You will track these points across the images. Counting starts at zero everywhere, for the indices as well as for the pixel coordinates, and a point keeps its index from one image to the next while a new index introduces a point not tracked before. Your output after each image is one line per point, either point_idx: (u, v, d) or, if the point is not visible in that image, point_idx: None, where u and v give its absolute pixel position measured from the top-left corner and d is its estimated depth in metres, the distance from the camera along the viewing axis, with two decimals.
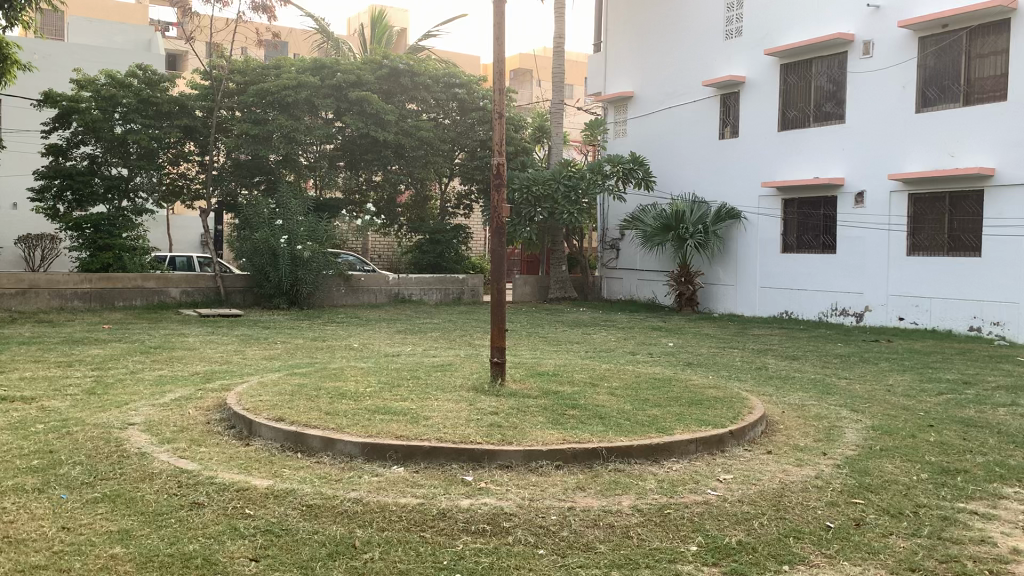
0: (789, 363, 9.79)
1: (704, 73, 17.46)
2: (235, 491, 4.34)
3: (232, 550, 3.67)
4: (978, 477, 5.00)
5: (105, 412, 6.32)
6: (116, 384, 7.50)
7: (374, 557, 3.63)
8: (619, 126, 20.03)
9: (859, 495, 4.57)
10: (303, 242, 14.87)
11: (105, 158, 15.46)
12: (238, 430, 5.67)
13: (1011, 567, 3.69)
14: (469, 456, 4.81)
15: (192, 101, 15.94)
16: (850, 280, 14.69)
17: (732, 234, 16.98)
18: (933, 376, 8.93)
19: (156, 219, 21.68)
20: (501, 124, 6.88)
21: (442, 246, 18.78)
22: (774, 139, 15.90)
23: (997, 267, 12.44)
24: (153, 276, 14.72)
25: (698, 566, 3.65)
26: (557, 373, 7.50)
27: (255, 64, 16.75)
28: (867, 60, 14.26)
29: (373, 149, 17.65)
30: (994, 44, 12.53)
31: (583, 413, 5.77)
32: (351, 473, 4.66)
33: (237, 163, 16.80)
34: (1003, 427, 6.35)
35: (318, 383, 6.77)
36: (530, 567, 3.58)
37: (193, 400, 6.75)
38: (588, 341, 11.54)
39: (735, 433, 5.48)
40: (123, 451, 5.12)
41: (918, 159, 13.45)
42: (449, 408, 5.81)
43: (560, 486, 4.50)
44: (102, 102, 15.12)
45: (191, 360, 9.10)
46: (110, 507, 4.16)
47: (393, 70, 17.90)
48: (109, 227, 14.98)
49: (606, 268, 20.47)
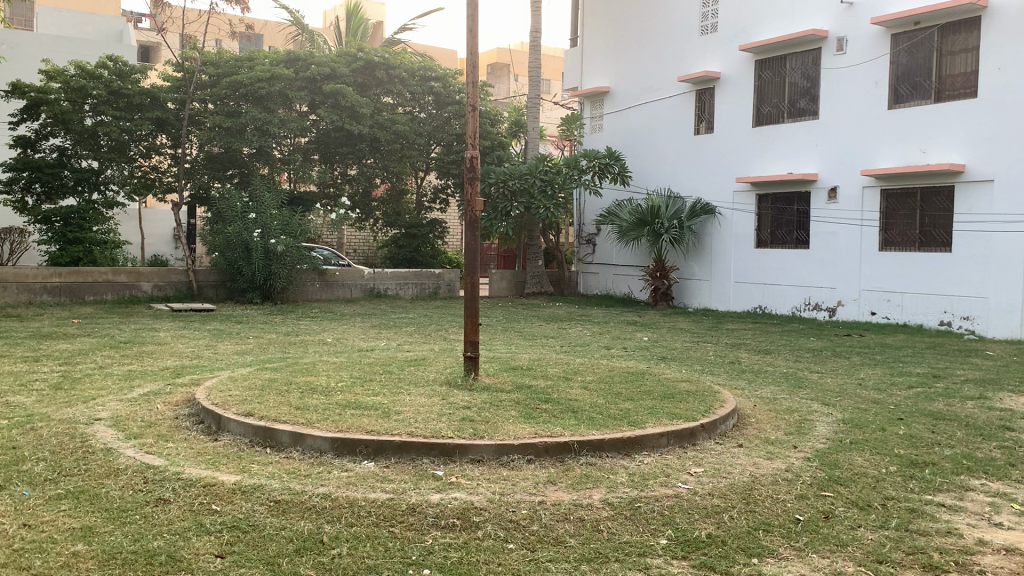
0: (762, 358, 9.84)
1: (680, 69, 17.50)
2: (201, 487, 4.28)
3: (198, 547, 3.61)
4: (946, 470, 5.04)
5: (71, 407, 6.21)
6: (84, 379, 7.39)
7: (341, 553, 3.59)
8: (595, 120, 20.04)
9: (828, 488, 4.59)
10: (276, 235, 14.73)
11: (75, 150, 15.18)
12: (206, 426, 5.60)
13: (977, 559, 3.72)
14: (440, 451, 4.76)
15: (163, 93, 15.86)
16: (823, 275, 14.80)
17: (707, 230, 17.06)
18: (903, 370, 9.01)
19: (127, 213, 21.42)
20: (476, 116, 6.82)
21: (418, 240, 18.72)
22: (748, 135, 15.97)
23: (967, 262, 12.60)
24: (124, 270, 14.55)
25: (668, 560, 3.64)
26: (531, 368, 7.48)
27: (228, 56, 16.57)
28: (841, 56, 14.35)
29: (348, 142, 17.51)
30: (965, 41, 12.65)
31: (555, 407, 5.76)
32: (320, 469, 4.61)
33: (209, 156, 16.61)
34: (970, 420, 6.41)
35: (289, 378, 6.70)
36: (500, 562, 3.56)
37: (162, 395, 6.65)
38: (564, 336, 11.56)
39: (706, 426, 5.49)
40: (89, 446, 5.04)
41: (891, 155, 13.56)
42: (421, 403, 5.78)
43: (531, 480, 4.48)
44: (71, 94, 14.82)
45: (161, 354, 8.98)
46: (72, 505, 4.08)
47: (368, 63, 17.76)
48: (79, 220, 14.63)
49: (582, 263, 20.50)
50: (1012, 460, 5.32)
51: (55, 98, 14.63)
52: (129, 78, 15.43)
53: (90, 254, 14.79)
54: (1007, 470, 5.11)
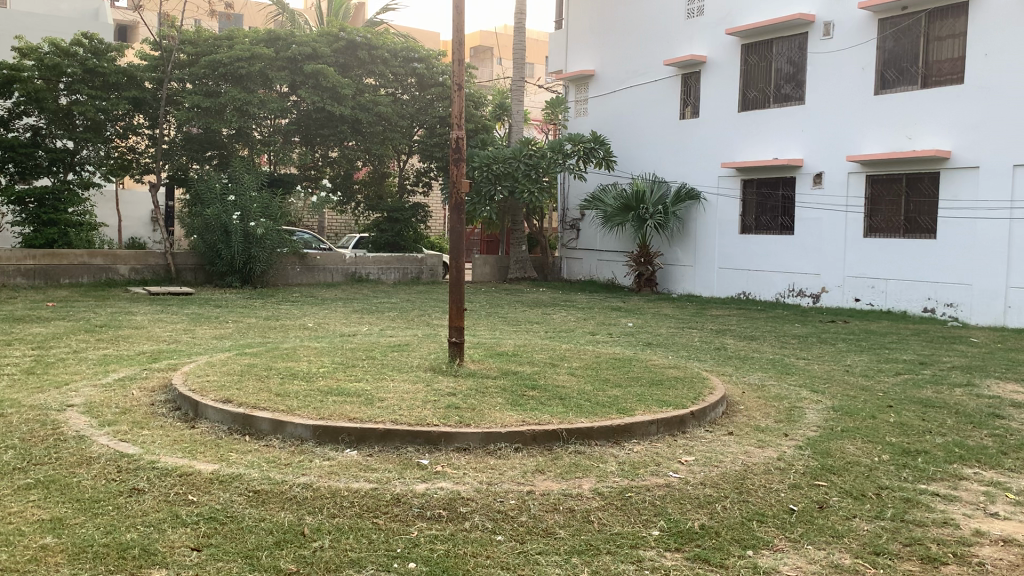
0: (747, 344, 9.80)
1: (665, 53, 17.35)
2: (178, 476, 4.14)
3: (173, 539, 3.46)
4: (939, 458, 4.97)
5: (43, 393, 6.02)
6: (57, 363, 7.19)
7: (323, 545, 3.45)
8: (580, 104, 19.91)
9: (822, 477, 4.50)
10: (256, 218, 14.50)
11: (49, 130, 14.85)
12: (183, 412, 5.43)
13: (975, 550, 3.64)
14: (425, 439, 4.64)
15: (140, 72, 15.53)
16: (808, 262, 14.77)
17: (691, 215, 16.97)
18: (890, 357, 8.99)
19: (104, 195, 21.11)
20: (461, 96, 6.64)
21: (401, 224, 18.52)
22: (733, 120, 15.87)
23: (952, 249, 12.59)
24: (100, 252, 14.28)
25: (661, 551, 3.54)
26: (517, 354, 7.36)
27: (207, 35, 16.26)
28: (828, 41, 14.25)
29: (329, 124, 17.20)
30: (952, 27, 12.58)
31: (543, 394, 5.63)
32: (301, 457, 4.47)
33: (187, 136, 16.31)
34: (960, 407, 6.37)
35: (269, 364, 6.54)
36: (487, 555, 3.43)
37: (138, 380, 6.49)
38: (548, 321, 11.46)
39: (695, 413, 5.39)
40: (60, 434, 4.87)
41: (877, 141, 13.49)
42: (405, 389, 5.64)
43: (519, 469, 4.36)
44: (45, 71, 14.45)
45: (138, 339, 8.77)
46: (42, 495, 3.91)
47: (350, 43, 17.45)
48: (54, 201, 14.32)
49: (566, 248, 20.38)
50: (1003, 447, 5.27)
51: (28, 76, 14.26)
52: (105, 57, 15.04)
53: (65, 236, 14.47)
54: (1000, 458, 5.05)
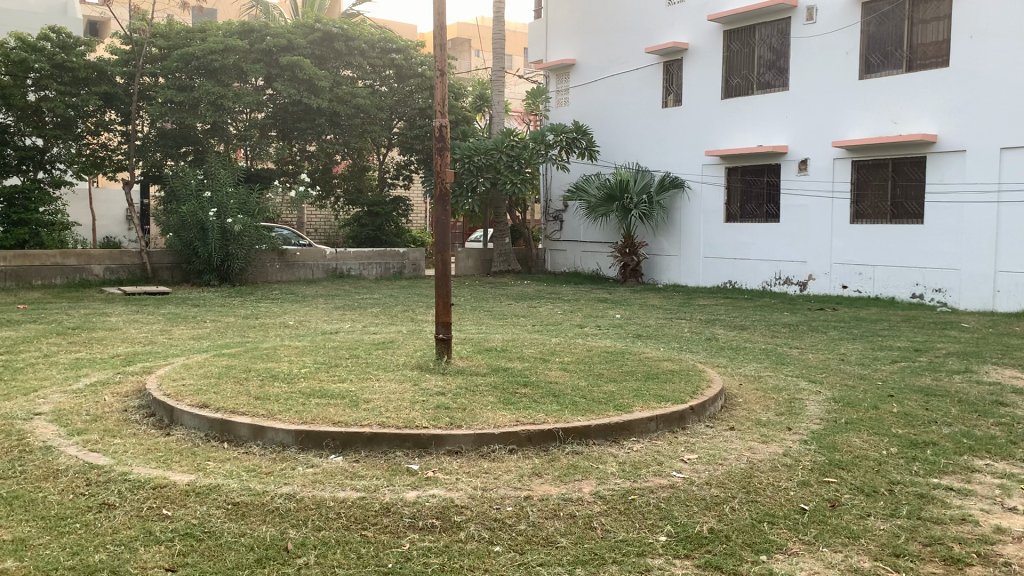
0: (738, 333, 9.61)
1: (647, 41, 17.11)
2: (150, 490, 3.87)
3: (145, 559, 3.21)
4: (948, 450, 4.79)
5: (8, 401, 5.71)
6: (26, 369, 6.85)
7: (309, 562, 3.21)
8: (562, 93, 19.66)
9: (831, 473, 4.31)
10: (233, 214, 14.16)
11: (17, 127, 14.41)
12: (158, 419, 5.16)
13: (999, 548, 3.46)
14: (414, 443, 4.40)
15: (111, 67, 15.10)
16: (794, 249, 14.61)
17: (676, 203, 16.79)
18: (886, 345, 8.81)
19: (78, 193, 20.71)
20: (444, 83, 6.37)
21: (381, 218, 18.22)
22: (716, 107, 15.67)
23: (940, 233, 12.47)
24: (73, 253, 13.90)
25: (670, 559, 3.32)
26: (506, 349, 7.11)
27: (178, 28, 15.89)
28: (811, 26, 14.07)
29: (306, 117, 16.89)
30: (937, 10, 12.43)
31: (535, 392, 5.39)
32: (284, 465, 4.22)
33: (162, 132, 15.91)
34: (962, 396, 6.19)
35: (248, 365, 6.27)
36: (485, 568, 3.20)
37: (109, 386, 6.17)
38: (535, 315, 11.20)
39: (695, 408, 5.19)
40: (26, 446, 4.58)
41: (862, 125, 13.35)
42: (391, 390, 5.38)
43: (515, 473, 4.13)
44: (12, 67, 14.00)
45: (112, 342, 8.41)
46: (4, 514, 3.63)
47: (326, 34, 17.06)
48: (24, 200, 13.92)
49: (549, 240, 20.16)
50: (1012, 437, 5.10)
51: None
52: (74, 51, 14.54)
53: (36, 235, 14.06)
54: (1010, 448, 4.88)
